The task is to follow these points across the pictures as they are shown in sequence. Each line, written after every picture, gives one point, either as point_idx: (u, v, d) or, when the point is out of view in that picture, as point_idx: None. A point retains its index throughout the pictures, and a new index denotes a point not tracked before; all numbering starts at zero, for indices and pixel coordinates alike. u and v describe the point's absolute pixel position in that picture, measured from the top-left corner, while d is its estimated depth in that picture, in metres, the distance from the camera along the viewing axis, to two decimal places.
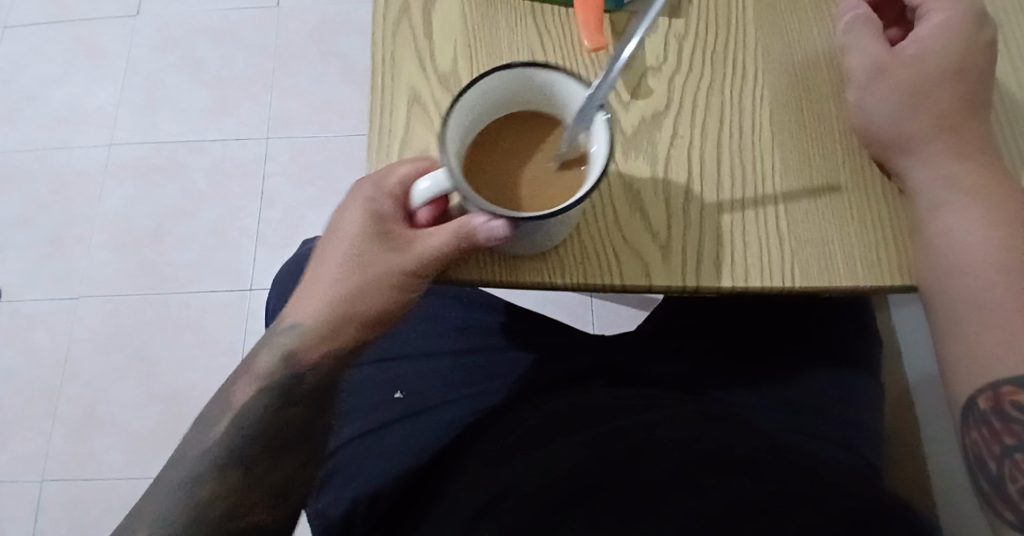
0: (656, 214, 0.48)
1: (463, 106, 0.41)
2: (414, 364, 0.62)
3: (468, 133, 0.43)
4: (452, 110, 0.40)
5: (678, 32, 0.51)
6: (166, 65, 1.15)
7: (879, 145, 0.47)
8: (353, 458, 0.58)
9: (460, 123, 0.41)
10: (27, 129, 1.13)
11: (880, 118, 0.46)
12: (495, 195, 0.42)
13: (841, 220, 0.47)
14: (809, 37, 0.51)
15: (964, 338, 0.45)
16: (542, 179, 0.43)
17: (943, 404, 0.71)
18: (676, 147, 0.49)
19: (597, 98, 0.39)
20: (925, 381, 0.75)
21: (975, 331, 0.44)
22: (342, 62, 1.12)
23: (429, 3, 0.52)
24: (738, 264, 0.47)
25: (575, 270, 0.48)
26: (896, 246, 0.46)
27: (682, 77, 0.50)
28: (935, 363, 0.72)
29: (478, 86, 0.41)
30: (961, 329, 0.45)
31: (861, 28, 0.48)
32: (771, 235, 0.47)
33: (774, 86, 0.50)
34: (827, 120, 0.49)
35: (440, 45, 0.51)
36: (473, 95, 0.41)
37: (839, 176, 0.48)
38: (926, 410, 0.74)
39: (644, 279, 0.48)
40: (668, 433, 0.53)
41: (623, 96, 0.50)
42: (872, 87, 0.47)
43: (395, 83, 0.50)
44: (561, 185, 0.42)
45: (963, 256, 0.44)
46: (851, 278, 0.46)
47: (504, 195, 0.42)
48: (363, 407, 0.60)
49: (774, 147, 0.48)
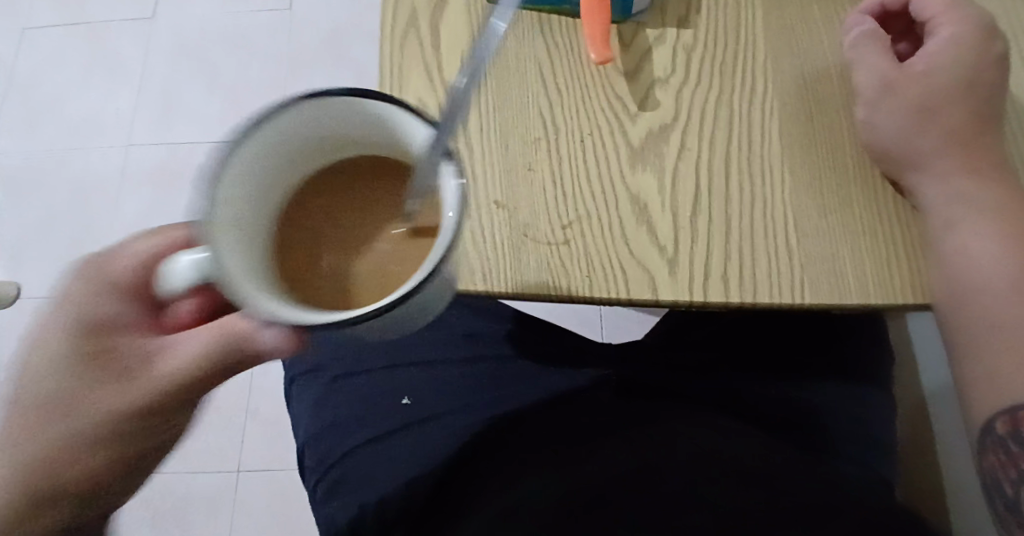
0: (663, 228, 0.48)
1: (252, 165, 0.39)
2: (421, 372, 0.67)
3: (263, 188, 0.40)
4: (235, 173, 0.38)
5: (687, 43, 0.53)
6: (183, 72, 1.27)
7: (891, 160, 0.48)
8: (361, 466, 0.63)
9: (249, 182, 0.39)
10: (47, 134, 1.26)
11: (893, 133, 0.48)
12: (328, 259, 0.42)
13: (852, 235, 0.47)
14: (819, 51, 0.52)
15: (984, 362, 0.46)
16: (368, 239, 0.42)
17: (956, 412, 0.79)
18: (684, 160, 0.50)
19: (439, 151, 0.38)
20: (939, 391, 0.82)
21: (992, 354, 0.46)
22: (354, 66, 1.23)
23: (437, 16, 0.53)
24: (748, 281, 0.47)
25: (581, 284, 0.47)
26: (909, 261, 0.47)
27: (691, 90, 0.51)
28: (950, 375, 0.79)
29: (267, 138, 0.39)
30: (979, 351, 0.46)
31: (869, 45, 0.50)
32: (780, 249, 0.47)
33: (783, 100, 0.51)
34: (837, 134, 0.50)
35: (448, 58, 0.52)
36: (264, 148, 0.39)
37: (849, 191, 0.48)
38: (942, 417, 0.81)
39: (650, 295, 0.47)
40: (679, 446, 0.55)
41: (631, 108, 0.51)
42: (881, 103, 0.48)
43: (404, 95, 0.52)
44: (389, 248, 0.41)
45: (978, 272, 0.46)
46: (863, 294, 0.46)
47: (331, 261, 0.41)
48: (373, 414, 0.65)
49: (784, 160, 0.49)
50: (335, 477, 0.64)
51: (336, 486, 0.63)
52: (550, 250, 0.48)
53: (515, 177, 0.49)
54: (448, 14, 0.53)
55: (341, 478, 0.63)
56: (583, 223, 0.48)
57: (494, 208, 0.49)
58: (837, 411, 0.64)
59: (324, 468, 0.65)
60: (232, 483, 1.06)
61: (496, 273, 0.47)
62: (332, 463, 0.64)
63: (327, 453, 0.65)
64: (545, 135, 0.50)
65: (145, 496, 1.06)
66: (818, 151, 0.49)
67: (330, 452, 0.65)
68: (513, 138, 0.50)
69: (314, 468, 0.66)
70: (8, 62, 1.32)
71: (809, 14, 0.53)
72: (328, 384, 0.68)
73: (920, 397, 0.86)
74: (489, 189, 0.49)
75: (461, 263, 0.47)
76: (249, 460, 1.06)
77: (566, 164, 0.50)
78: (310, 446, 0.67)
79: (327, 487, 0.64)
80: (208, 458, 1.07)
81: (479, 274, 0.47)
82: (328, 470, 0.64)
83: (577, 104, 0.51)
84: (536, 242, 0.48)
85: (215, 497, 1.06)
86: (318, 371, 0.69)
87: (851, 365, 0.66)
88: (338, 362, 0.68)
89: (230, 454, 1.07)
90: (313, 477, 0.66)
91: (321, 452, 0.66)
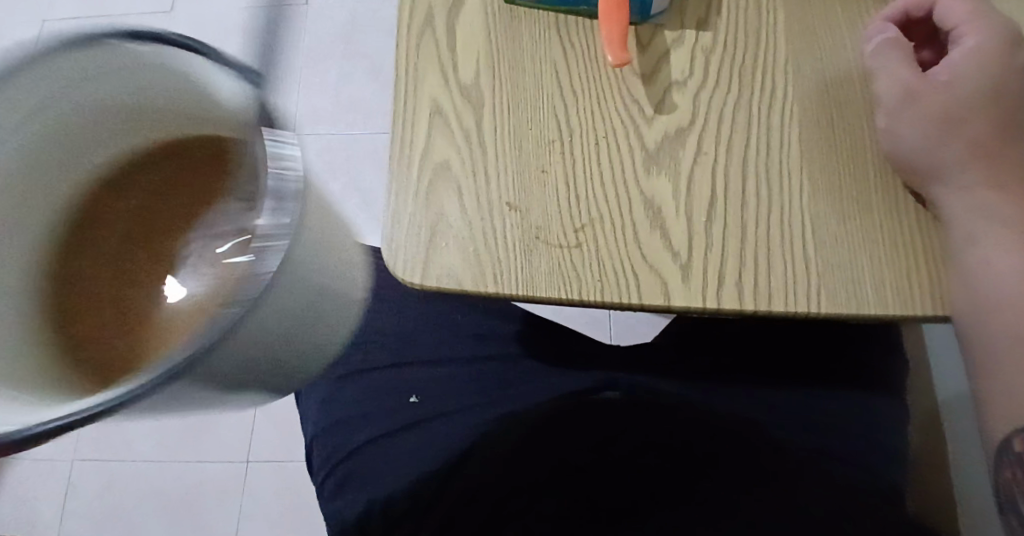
0: (677, 233, 0.48)
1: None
2: (430, 371, 0.67)
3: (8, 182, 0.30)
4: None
5: (706, 46, 0.52)
6: None
7: (911, 170, 0.47)
8: (371, 463, 0.62)
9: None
10: None
11: (914, 143, 0.47)
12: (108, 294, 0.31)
13: (870, 244, 0.47)
14: (840, 56, 0.51)
15: (999, 376, 0.46)
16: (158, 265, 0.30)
17: (972, 420, 0.78)
18: (700, 164, 0.49)
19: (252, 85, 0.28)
20: (955, 397, 0.81)
21: (1008, 368, 0.46)
22: (368, 61, 1.23)
23: (453, 14, 0.53)
24: (762, 288, 0.46)
25: (592, 288, 0.47)
26: (927, 272, 0.46)
27: (709, 94, 0.51)
28: (968, 382, 0.78)
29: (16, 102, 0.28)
30: (995, 365, 0.46)
31: (891, 52, 0.49)
32: (796, 257, 0.47)
33: (803, 105, 0.50)
34: (857, 141, 0.49)
35: (463, 58, 0.52)
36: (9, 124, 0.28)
37: (869, 199, 0.48)
38: (956, 425, 0.80)
39: (662, 300, 0.46)
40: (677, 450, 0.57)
41: (647, 111, 0.50)
42: (901, 112, 0.47)
43: (418, 94, 0.51)
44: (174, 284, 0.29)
45: (997, 285, 0.45)
46: (880, 305, 0.45)
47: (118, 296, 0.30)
48: (381, 412, 0.64)
49: (802, 166, 0.48)
50: (344, 473, 0.62)
51: (344, 482, 0.62)
52: (562, 253, 0.47)
53: (528, 178, 0.49)
54: (463, 13, 0.53)
55: (349, 475, 0.62)
56: (596, 226, 0.48)
57: (507, 210, 0.48)
58: (851, 418, 0.62)
59: (331, 465, 0.64)
60: (242, 473, 1.06)
61: (507, 275, 0.47)
62: (340, 460, 0.63)
63: (335, 450, 0.64)
64: (559, 136, 0.50)
65: (156, 482, 1.07)
66: (838, 157, 0.49)
67: (338, 448, 0.64)
68: (526, 140, 0.50)
69: (322, 465, 0.65)
70: None
71: (832, 18, 0.52)
72: (334, 382, 0.67)
73: (932, 404, 0.85)
74: (502, 191, 0.49)
75: (473, 264, 0.47)
76: (258, 451, 1.07)
77: (580, 166, 0.49)
78: (318, 443, 0.66)
79: (334, 485, 0.62)
80: (218, 448, 1.07)
81: (490, 275, 0.47)
82: (336, 466, 0.63)
83: (592, 106, 0.50)
84: (548, 244, 0.48)
85: (225, 487, 1.06)
86: None
87: (865, 373, 0.66)
88: None
89: (239, 445, 1.07)
90: (321, 474, 0.65)
91: (330, 449, 0.65)
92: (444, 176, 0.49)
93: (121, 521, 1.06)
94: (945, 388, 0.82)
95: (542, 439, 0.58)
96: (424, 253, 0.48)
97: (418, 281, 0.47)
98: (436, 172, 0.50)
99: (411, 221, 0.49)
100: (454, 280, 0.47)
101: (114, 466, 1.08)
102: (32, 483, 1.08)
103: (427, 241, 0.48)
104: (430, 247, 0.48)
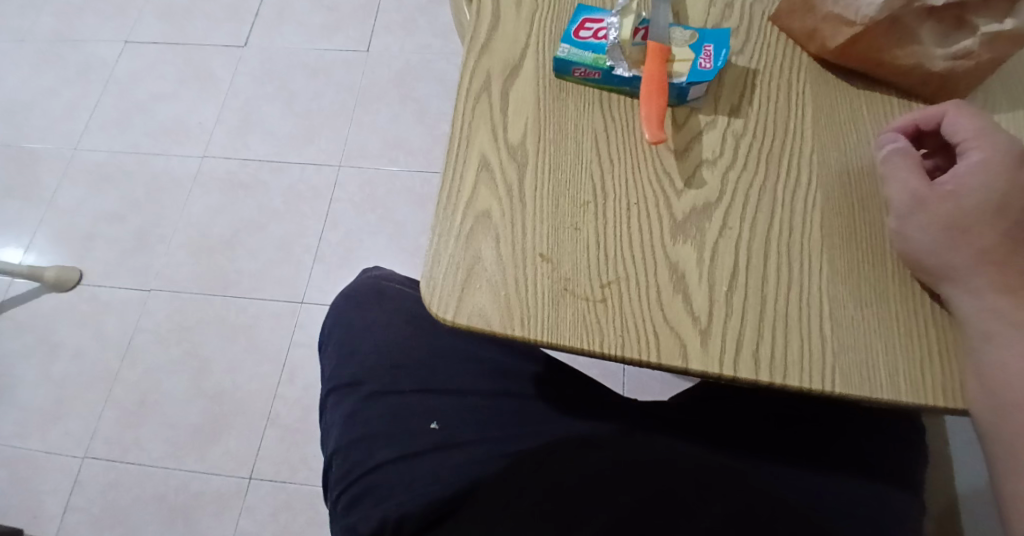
0: (698, 299, 0.52)
1: None
2: (450, 401, 0.70)
3: None
4: None
5: (736, 130, 0.56)
6: (263, 93, 1.36)
7: (925, 271, 0.51)
8: (387, 482, 0.65)
9: None
10: (132, 135, 1.35)
11: (926, 245, 0.51)
12: None
13: (883, 331, 0.50)
14: (862, 151, 0.55)
15: (1005, 450, 0.50)
16: None
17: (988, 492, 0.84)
18: (724, 238, 0.53)
19: None
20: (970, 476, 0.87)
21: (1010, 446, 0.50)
22: (416, 105, 1.31)
23: (508, 82, 0.58)
24: (776, 360, 0.50)
25: (614, 341, 0.50)
26: (941, 367, 0.49)
27: (736, 173, 0.55)
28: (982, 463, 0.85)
29: None
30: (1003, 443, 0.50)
31: (902, 161, 0.53)
32: (811, 333, 0.51)
33: (826, 192, 0.54)
34: (874, 232, 0.53)
35: (513, 120, 0.57)
36: None
37: (884, 288, 0.51)
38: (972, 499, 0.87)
39: (679, 361, 0.50)
40: (687, 498, 0.59)
41: (678, 184, 0.55)
42: (912, 218, 0.52)
43: (469, 149, 0.56)
44: None
45: (1013, 386, 0.49)
46: (892, 391, 0.49)
47: None
48: (402, 434, 0.68)
49: (821, 248, 0.53)
50: (358, 490, 0.66)
51: (359, 498, 0.66)
52: (587, 305, 0.51)
53: (561, 234, 0.53)
54: (518, 81, 0.58)
55: (365, 492, 0.66)
56: (621, 284, 0.52)
57: (539, 260, 0.52)
58: (859, 500, 0.65)
59: (348, 481, 0.67)
60: (243, 490, 1.09)
61: (536, 321, 0.51)
62: (358, 476, 0.67)
63: (354, 466, 0.68)
64: (593, 199, 0.54)
65: (162, 487, 1.10)
66: (858, 247, 0.52)
67: (355, 466, 0.68)
68: (563, 199, 0.54)
69: (337, 481, 0.69)
70: (108, 66, 1.42)
71: (858, 118, 0.56)
72: (361, 400, 0.71)
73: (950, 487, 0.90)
74: (536, 243, 0.53)
75: (504, 309, 0.51)
76: (263, 468, 1.10)
77: (611, 228, 0.53)
78: (337, 458, 0.70)
79: (348, 500, 0.67)
80: (226, 461, 1.11)
81: (519, 320, 0.51)
82: (351, 482, 0.67)
83: (627, 173, 0.55)
84: (574, 295, 0.51)
85: (224, 501, 1.09)
86: (355, 385, 0.72)
87: (877, 462, 0.67)
88: (376, 379, 0.72)
89: (246, 460, 1.11)
90: (336, 489, 0.69)
91: (348, 464, 0.68)
92: (484, 224, 0.54)
93: (121, 523, 1.09)
94: (968, 473, 0.87)
95: (575, 483, 0.60)
96: (459, 293, 0.52)
97: (450, 317, 0.51)
98: (477, 220, 0.54)
99: (450, 261, 0.53)
100: (483, 320, 0.51)
101: (125, 464, 1.12)
102: (46, 474, 1.12)
103: (462, 281, 0.52)
104: (464, 288, 0.52)
